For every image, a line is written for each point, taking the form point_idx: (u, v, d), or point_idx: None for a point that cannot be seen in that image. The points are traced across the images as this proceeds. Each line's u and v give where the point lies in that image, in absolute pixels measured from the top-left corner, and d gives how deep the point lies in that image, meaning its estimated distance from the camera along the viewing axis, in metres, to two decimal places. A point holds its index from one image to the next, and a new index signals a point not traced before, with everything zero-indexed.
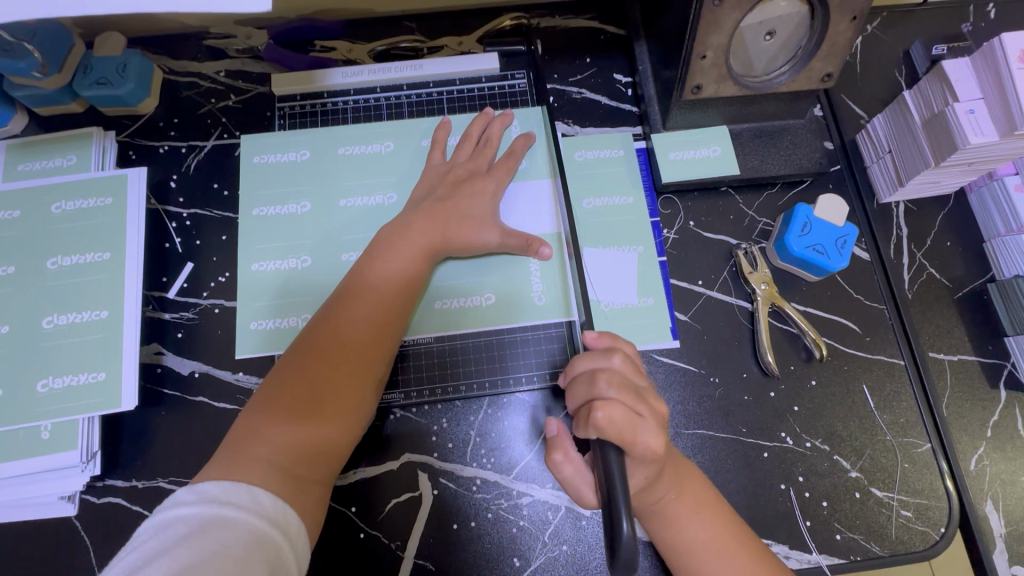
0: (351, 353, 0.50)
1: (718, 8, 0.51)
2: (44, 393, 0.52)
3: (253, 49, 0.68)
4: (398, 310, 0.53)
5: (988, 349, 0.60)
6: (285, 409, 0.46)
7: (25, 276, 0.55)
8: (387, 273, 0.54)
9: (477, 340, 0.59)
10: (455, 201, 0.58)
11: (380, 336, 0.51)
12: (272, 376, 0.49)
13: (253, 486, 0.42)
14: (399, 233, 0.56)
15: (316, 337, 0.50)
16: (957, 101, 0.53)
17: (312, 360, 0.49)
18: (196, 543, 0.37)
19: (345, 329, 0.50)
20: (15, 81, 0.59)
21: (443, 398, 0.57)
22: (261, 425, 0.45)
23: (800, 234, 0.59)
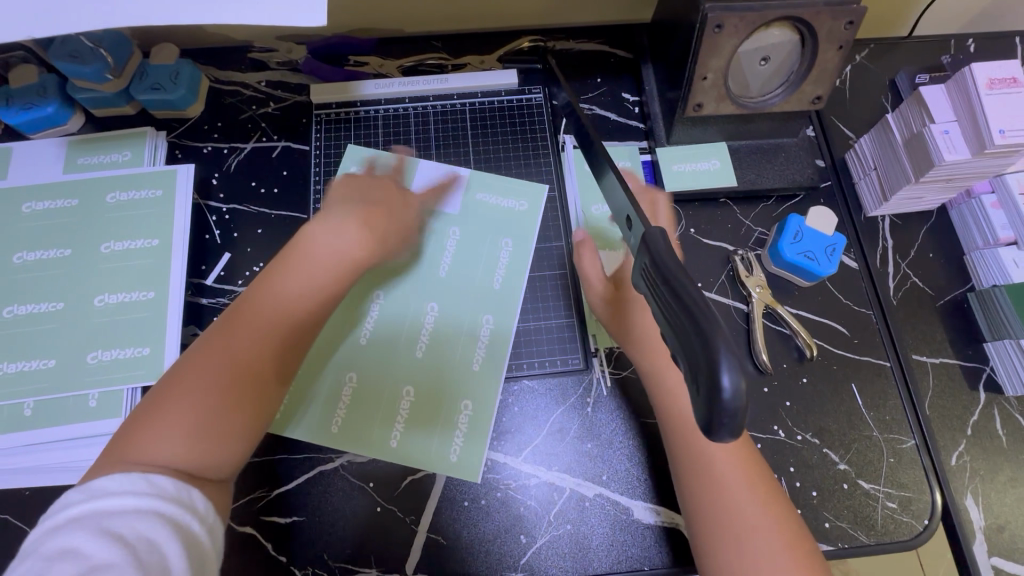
0: (254, 365, 0.48)
1: (717, 35, 0.57)
2: (94, 364, 0.56)
3: (293, 62, 0.75)
4: (307, 323, 0.52)
5: (969, 353, 0.64)
6: (190, 411, 0.44)
7: (80, 258, 0.60)
8: (313, 273, 0.53)
9: (432, 361, 0.61)
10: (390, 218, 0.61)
11: (285, 347, 0.50)
12: (154, 395, 0.45)
13: (148, 477, 0.40)
14: (328, 230, 0.56)
15: (212, 351, 0.47)
16: (933, 122, 0.58)
17: (208, 373, 0.46)
18: (98, 537, 0.36)
19: (251, 342, 0.48)
20: (78, 85, 0.65)
21: (402, 407, 0.59)
22: (160, 428, 0.43)
23: (792, 241, 0.64)
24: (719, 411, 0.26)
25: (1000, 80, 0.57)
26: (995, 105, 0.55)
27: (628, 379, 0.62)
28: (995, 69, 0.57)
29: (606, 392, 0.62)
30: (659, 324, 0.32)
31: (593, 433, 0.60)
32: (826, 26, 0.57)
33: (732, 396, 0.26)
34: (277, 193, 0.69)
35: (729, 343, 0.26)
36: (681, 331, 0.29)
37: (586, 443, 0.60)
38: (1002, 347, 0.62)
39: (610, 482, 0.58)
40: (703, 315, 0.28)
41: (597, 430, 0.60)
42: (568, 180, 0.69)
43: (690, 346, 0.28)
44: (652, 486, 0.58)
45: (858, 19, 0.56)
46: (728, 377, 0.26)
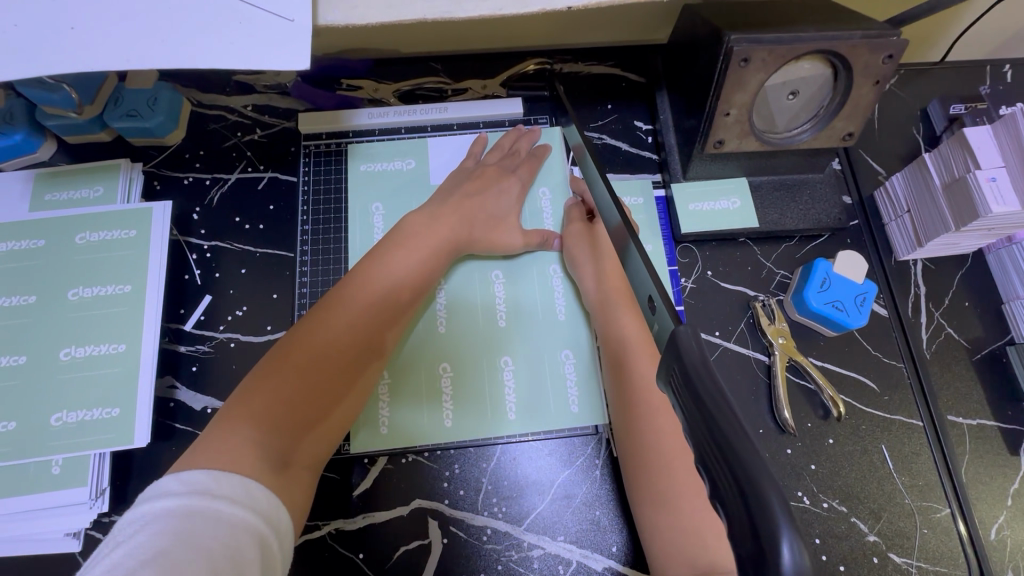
0: (343, 358, 0.50)
1: (743, 69, 0.52)
2: (58, 426, 0.52)
3: (280, 85, 0.69)
4: (392, 318, 0.53)
5: (1008, 414, 0.59)
6: (277, 397, 0.46)
7: (46, 306, 0.55)
8: (401, 265, 0.55)
9: (482, 337, 0.59)
10: (468, 198, 0.60)
11: (372, 341, 0.52)
12: (249, 380, 0.47)
13: (247, 478, 0.41)
14: (426, 224, 0.58)
15: (302, 342, 0.49)
16: (979, 168, 0.53)
17: (300, 363, 0.48)
18: (186, 539, 0.35)
19: (339, 332, 0.50)
20: (47, 112, 0.60)
21: (446, 384, 0.58)
22: (248, 414, 0.45)
23: (819, 289, 0.59)
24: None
25: None
26: None
27: None
28: None
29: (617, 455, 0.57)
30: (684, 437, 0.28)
31: (602, 499, 0.55)
32: (863, 60, 0.52)
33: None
34: (263, 230, 0.64)
35: (782, 496, 0.23)
36: (713, 476, 0.25)
37: (594, 510, 0.55)
38: None
39: (619, 554, 0.54)
40: (745, 458, 0.23)
41: (606, 496, 0.56)
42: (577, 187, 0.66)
43: (725, 490, 0.24)
44: None
45: (898, 53, 0.51)
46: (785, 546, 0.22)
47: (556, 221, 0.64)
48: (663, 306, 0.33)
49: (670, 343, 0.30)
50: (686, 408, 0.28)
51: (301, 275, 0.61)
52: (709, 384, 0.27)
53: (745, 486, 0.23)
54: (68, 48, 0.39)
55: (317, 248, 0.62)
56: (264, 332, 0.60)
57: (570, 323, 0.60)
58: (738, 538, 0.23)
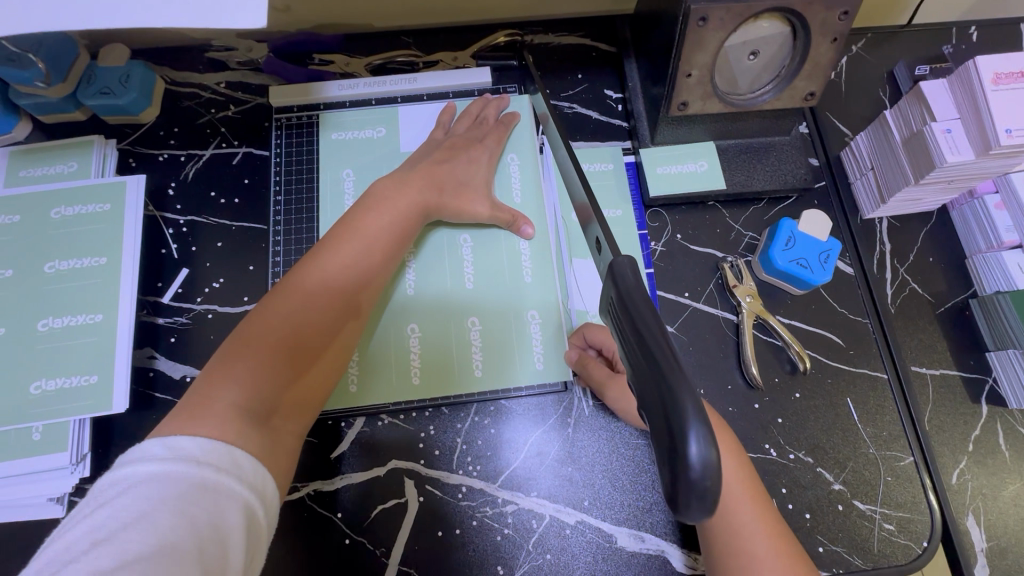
0: (315, 329, 0.50)
1: (702, 29, 0.52)
2: (37, 394, 0.53)
3: (253, 61, 0.70)
4: (363, 289, 0.53)
5: (970, 364, 0.61)
6: (258, 360, 0.46)
7: (23, 279, 0.56)
8: (374, 226, 0.55)
9: (450, 301, 0.60)
10: (439, 164, 0.60)
11: (350, 303, 0.52)
12: (227, 346, 0.47)
13: (233, 444, 0.41)
14: (396, 188, 0.57)
15: (270, 318, 0.48)
16: (934, 121, 0.54)
17: (271, 337, 0.47)
18: (174, 508, 0.36)
19: (315, 295, 0.50)
20: (19, 90, 0.61)
21: (416, 347, 0.59)
22: (229, 379, 0.45)
23: (784, 247, 0.60)
24: (689, 486, 0.26)
25: (1007, 74, 0.52)
26: (1002, 103, 0.51)
27: None
28: (1003, 61, 0.53)
29: (589, 412, 0.58)
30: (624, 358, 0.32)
31: (575, 455, 0.57)
32: (819, 17, 0.52)
33: (700, 468, 0.25)
34: (238, 204, 0.64)
35: (700, 406, 0.26)
36: (644, 390, 0.28)
37: (567, 466, 0.57)
38: (1005, 357, 0.59)
39: (592, 508, 0.55)
40: (666, 374, 0.27)
41: (579, 452, 0.57)
42: (548, 154, 0.66)
43: (652, 402, 0.28)
44: (637, 513, 0.55)
45: (853, 9, 0.52)
46: (695, 444, 0.26)
47: (524, 191, 0.65)
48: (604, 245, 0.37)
49: (608, 276, 0.33)
50: (624, 333, 0.31)
51: (275, 246, 0.62)
52: (643, 311, 0.30)
53: (667, 397, 0.27)
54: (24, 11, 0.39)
55: (290, 219, 0.63)
56: (241, 303, 0.61)
57: (536, 283, 0.61)
58: (663, 440, 0.27)
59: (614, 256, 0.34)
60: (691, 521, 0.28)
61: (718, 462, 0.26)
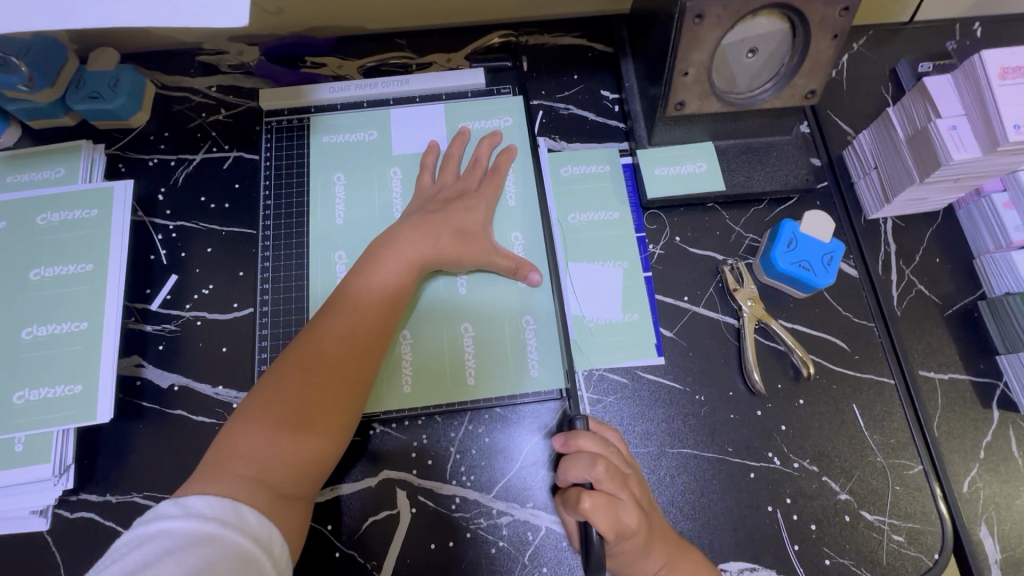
0: (339, 365, 0.49)
1: (698, 26, 0.51)
2: (20, 404, 0.52)
3: (244, 64, 0.69)
4: (389, 320, 0.53)
5: (980, 368, 0.59)
6: (272, 420, 0.46)
7: (7, 286, 0.55)
8: (378, 281, 0.53)
9: (444, 319, 0.59)
10: (433, 216, 0.58)
11: (363, 356, 0.50)
12: (247, 407, 0.47)
13: (237, 500, 0.41)
14: (390, 244, 0.55)
15: (300, 355, 0.49)
16: (940, 117, 0.53)
17: (284, 402, 0.47)
18: (180, 559, 0.37)
19: (328, 352, 0.49)
20: (8, 95, 0.60)
21: (409, 358, 0.57)
22: (244, 443, 0.45)
23: (785, 249, 0.59)
24: None
25: (1015, 69, 0.50)
26: (1010, 98, 0.49)
27: (609, 405, 0.57)
28: (1010, 54, 0.51)
29: None
30: None
31: None
32: (819, 13, 0.51)
33: None
34: (228, 209, 0.63)
35: None
36: None
37: None
38: (1016, 361, 0.57)
39: None
40: None
41: None
42: (544, 156, 0.65)
43: None
44: None
45: (853, 4, 0.50)
46: None
47: (519, 194, 0.63)
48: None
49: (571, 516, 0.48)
50: None
51: (265, 250, 0.61)
52: None
53: None
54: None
55: (281, 224, 0.62)
56: (231, 310, 0.60)
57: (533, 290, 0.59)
58: None
59: None
60: None
61: None
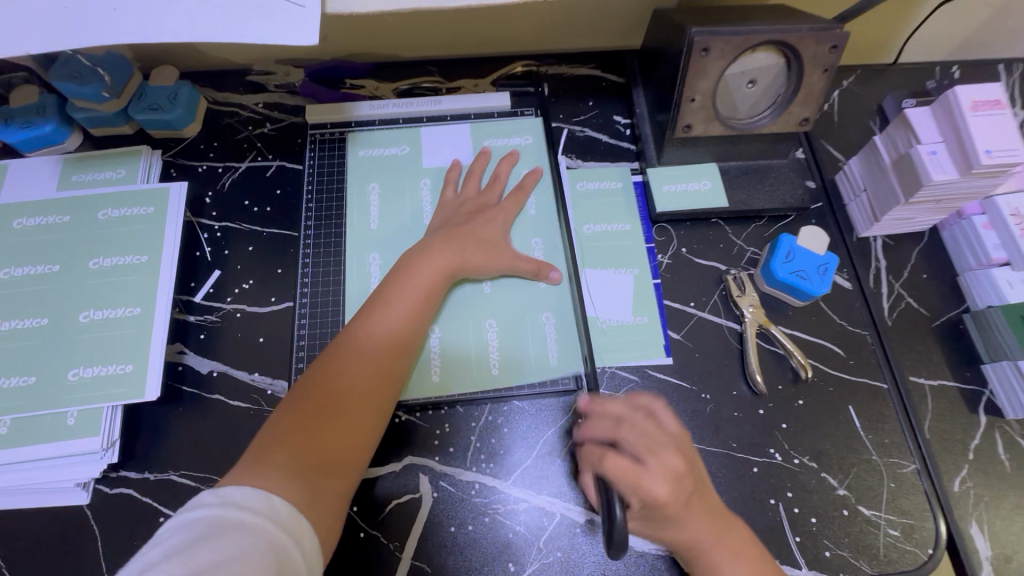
0: (366, 380, 0.52)
1: (704, 58, 0.58)
2: (75, 381, 0.55)
3: (290, 84, 0.76)
4: (412, 335, 0.57)
5: (967, 376, 0.63)
6: (305, 419, 0.49)
7: (69, 273, 0.60)
8: (406, 293, 0.58)
9: (469, 319, 0.63)
10: (457, 228, 0.63)
11: (389, 364, 0.54)
12: (282, 409, 0.50)
13: (270, 492, 0.43)
14: (419, 259, 0.60)
15: (332, 361, 0.53)
16: (920, 144, 0.59)
17: (317, 402, 0.50)
18: (213, 543, 0.38)
19: (358, 358, 0.53)
20: (77, 104, 0.66)
21: (438, 354, 0.61)
22: (280, 438, 0.48)
23: (784, 260, 0.64)
24: None
25: (983, 102, 0.57)
26: (981, 127, 0.56)
27: None
28: (979, 90, 0.57)
29: None
30: None
31: None
32: (811, 50, 0.58)
33: None
34: (270, 212, 0.69)
35: None
36: None
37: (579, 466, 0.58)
38: (1001, 369, 0.61)
39: None
40: None
41: None
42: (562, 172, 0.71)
43: None
44: None
45: (841, 43, 0.57)
46: None
47: (539, 205, 0.69)
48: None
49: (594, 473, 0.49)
50: None
51: (305, 249, 0.66)
52: None
53: None
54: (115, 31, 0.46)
55: (321, 226, 0.67)
56: (269, 303, 0.64)
57: (552, 290, 0.64)
58: None
59: None
60: None
61: None
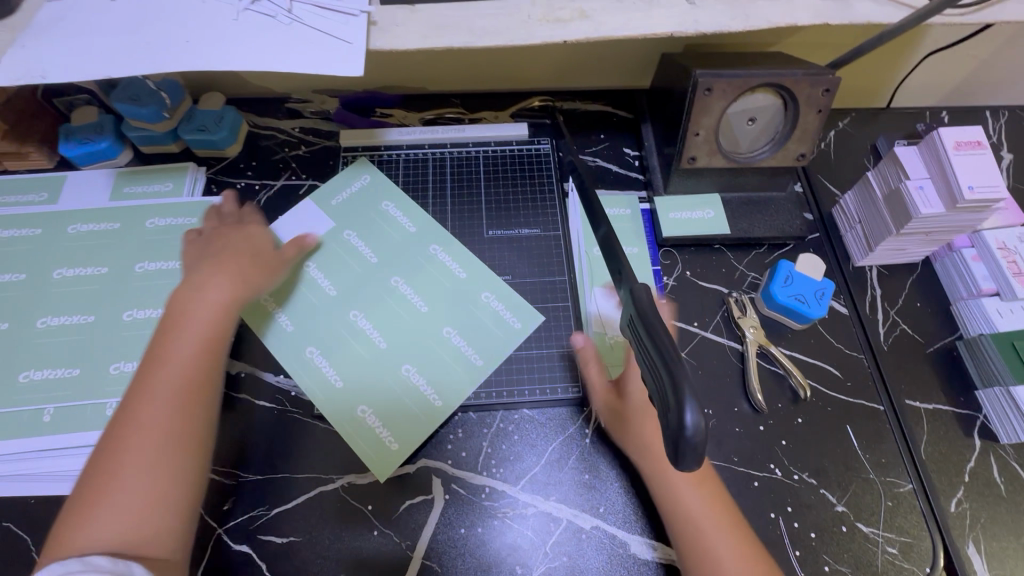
0: (165, 439, 0.50)
1: (708, 98, 0.63)
2: (115, 373, 0.59)
3: (325, 112, 0.83)
4: (197, 377, 0.54)
5: (961, 401, 0.66)
6: (132, 485, 0.48)
7: (117, 275, 0.64)
8: (184, 326, 0.57)
9: (421, 337, 0.65)
10: (216, 259, 0.62)
11: (196, 402, 0.53)
12: (92, 479, 0.49)
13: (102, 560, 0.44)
14: (189, 294, 0.59)
15: (136, 415, 0.51)
16: (908, 179, 0.63)
17: (131, 466, 0.49)
18: None
19: (162, 405, 0.52)
20: (132, 124, 0.72)
21: (408, 403, 0.61)
22: (102, 506, 0.47)
23: (783, 284, 0.67)
24: (683, 440, 0.36)
25: (965, 143, 0.61)
26: (964, 165, 0.60)
27: None
28: (960, 132, 0.62)
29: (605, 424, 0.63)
30: (641, 360, 0.44)
31: (593, 463, 0.61)
32: (805, 92, 0.63)
33: (693, 429, 0.36)
34: None
35: (692, 386, 0.37)
36: (663, 360, 0.39)
37: (586, 473, 0.60)
38: (993, 395, 0.64)
39: (607, 514, 0.59)
40: (673, 369, 0.38)
41: (598, 460, 0.61)
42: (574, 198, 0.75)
43: (663, 387, 0.39)
44: (650, 521, 0.58)
45: (833, 87, 0.63)
46: (689, 413, 0.36)
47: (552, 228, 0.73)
48: (626, 269, 0.48)
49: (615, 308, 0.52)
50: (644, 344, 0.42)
51: None
52: (658, 327, 0.41)
53: (674, 378, 0.38)
54: (188, 58, 0.52)
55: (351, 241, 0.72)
56: None
57: (501, 292, 0.68)
58: (667, 412, 0.38)
59: (632, 283, 0.45)
60: (686, 470, 0.38)
61: (705, 424, 0.36)
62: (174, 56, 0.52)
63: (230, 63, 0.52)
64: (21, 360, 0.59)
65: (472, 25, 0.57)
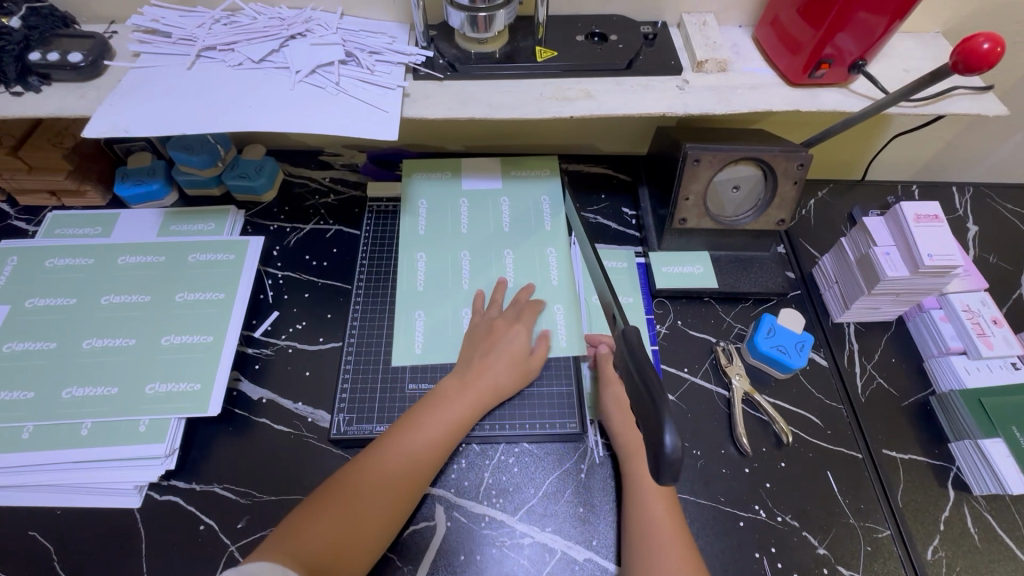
0: (375, 498, 0.57)
1: (696, 167, 0.72)
2: (150, 393, 0.65)
3: (353, 165, 0.92)
4: (430, 462, 0.61)
5: (936, 452, 0.70)
6: (335, 522, 0.55)
7: (158, 304, 0.71)
8: (444, 417, 0.63)
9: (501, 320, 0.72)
10: (490, 356, 0.68)
11: (413, 482, 0.59)
12: (311, 504, 0.56)
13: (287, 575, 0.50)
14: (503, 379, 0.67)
15: (364, 467, 0.59)
16: (876, 246, 0.70)
17: (342, 512, 0.55)
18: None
19: (391, 469, 0.59)
20: (182, 170, 0.81)
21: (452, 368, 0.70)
22: (306, 534, 0.54)
23: (766, 336, 0.73)
24: (663, 462, 0.40)
25: (925, 215, 0.69)
26: (923, 235, 0.67)
27: None
28: (919, 206, 0.70)
29: (599, 460, 0.67)
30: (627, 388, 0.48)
31: (588, 498, 0.65)
32: (782, 166, 0.72)
33: (672, 451, 0.40)
34: (326, 266, 0.81)
35: (672, 414, 0.41)
36: (646, 390, 0.43)
37: (580, 507, 0.64)
38: (965, 447, 0.68)
39: (600, 547, 0.62)
40: (656, 396, 0.42)
41: (592, 495, 0.65)
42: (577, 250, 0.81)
43: (645, 412, 0.43)
44: None
45: (807, 162, 0.71)
46: (669, 437, 0.40)
47: (559, 273, 0.78)
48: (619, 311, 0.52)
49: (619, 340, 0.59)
50: (630, 375, 0.47)
51: (355, 300, 0.76)
52: (643, 361, 0.46)
53: (655, 406, 0.42)
54: (248, 118, 0.61)
55: (370, 281, 0.78)
56: (318, 342, 0.74)
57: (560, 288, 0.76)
58: (649, 436, 0.42)
59: (624, 326, 0.50)
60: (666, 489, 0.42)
61: (682, 447, 0.40)
62: (235, 116, 0.60)
63: (283, 124, 0.61)
64: (67, 377, 0.65)
65: (491, 100, 0.67)
